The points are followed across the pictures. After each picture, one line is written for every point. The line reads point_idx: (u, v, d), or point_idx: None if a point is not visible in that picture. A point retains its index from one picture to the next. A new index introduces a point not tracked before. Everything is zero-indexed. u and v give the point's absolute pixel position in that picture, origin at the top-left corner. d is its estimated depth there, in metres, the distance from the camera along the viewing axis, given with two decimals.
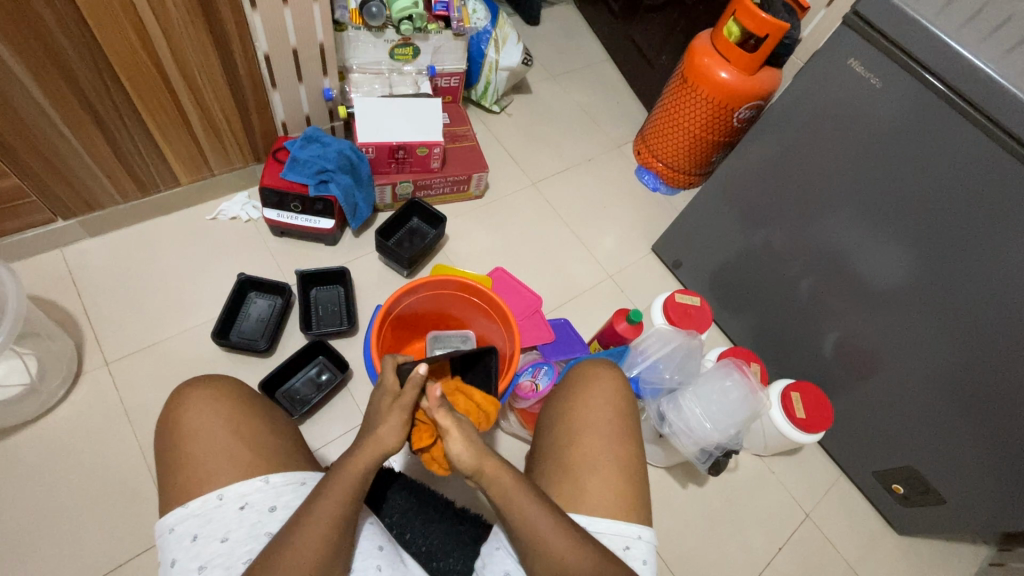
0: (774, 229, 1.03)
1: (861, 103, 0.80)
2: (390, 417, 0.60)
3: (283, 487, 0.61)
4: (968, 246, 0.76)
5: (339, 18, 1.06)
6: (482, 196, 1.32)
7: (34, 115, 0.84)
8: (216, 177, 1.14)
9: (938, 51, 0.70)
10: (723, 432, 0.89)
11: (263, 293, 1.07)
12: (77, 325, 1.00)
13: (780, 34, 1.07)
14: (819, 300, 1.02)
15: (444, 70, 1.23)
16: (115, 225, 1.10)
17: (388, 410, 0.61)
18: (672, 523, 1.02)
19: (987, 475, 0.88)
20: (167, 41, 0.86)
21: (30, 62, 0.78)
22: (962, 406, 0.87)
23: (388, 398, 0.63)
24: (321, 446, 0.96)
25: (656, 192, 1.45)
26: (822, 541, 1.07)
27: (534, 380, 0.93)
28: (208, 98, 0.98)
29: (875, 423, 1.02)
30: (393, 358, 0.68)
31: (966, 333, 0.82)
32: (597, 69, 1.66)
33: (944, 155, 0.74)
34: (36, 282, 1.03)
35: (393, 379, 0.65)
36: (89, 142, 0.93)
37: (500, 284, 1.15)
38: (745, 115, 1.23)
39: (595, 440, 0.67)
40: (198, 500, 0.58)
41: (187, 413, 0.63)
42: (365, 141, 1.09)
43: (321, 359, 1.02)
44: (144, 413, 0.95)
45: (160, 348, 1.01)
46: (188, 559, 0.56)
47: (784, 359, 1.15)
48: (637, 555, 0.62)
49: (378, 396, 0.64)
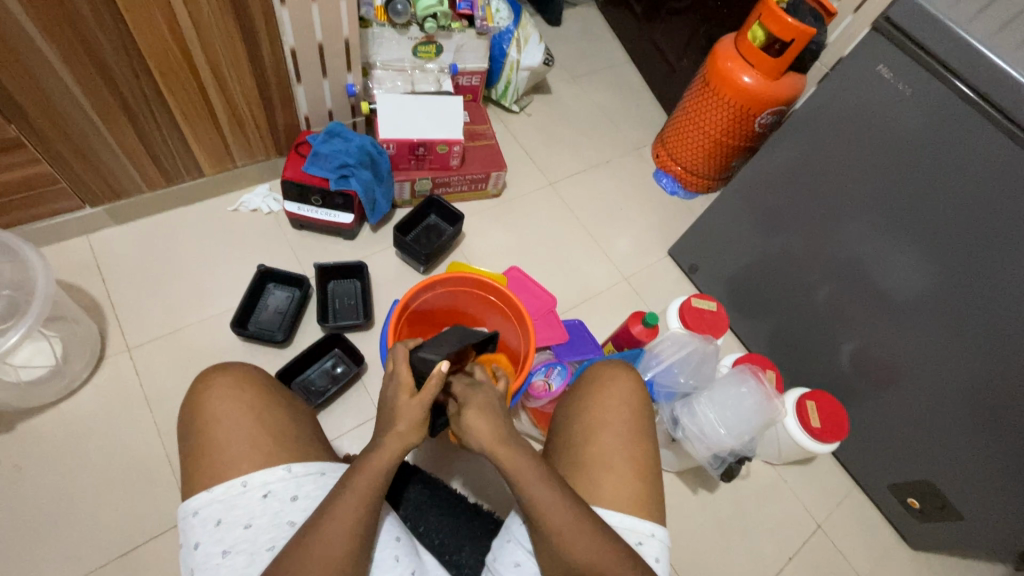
0: (794, 235, 1.02)
1: (887, 110, 0.79)
2: (410, 416, 0.61)
3: (305, 477, 0.62)
4: (996, 258, 0.75)
5: (364, 14, 1.07)
6: (499, 195, 1.32)
7: (66, 103, 0.86)
8: (240, 169, 1.16)
9: (970, 60, 0.69)
10: (737, 438, 0.88)
11: (281, 284, 1.08)
12: (100, 310, 1.02)
13: (806, 39, 1.05)
14: (837, 309, 1.00)
15: (466, 68, 1.23)
16: (141, 214, 1.12)
17: (408, 411, 0.61)
18: (682, 527, 1.02)
19: (1006, 492, 0.86)
20: (198, 34, 0.88)
21: (65, 51, 0.80)
22: (983, 422, 0.85)
23: (403, 394, 0.62)
24: (336, 437, 0.97)
25: (674, 195, 1.45)
26: (833, 552, 1.05)
27: (547, 380, 0.94)
28: (235, 91, 1.00)
29: (892, 435, 1.01)
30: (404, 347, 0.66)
31: (989, 346, 0.80)
32: (618, 70, 1.66)
33: (971, 166, 0.73)
34: (62, 266, 1.05)
35: (408, 374, 0.63)
36: (119, 131, 0.94)
37: (516, 283, 1.15)
38: (767, 120, 1.22)
39: (610, 439, 0.67)
40: (222, 486, 0.59)
41: (210, 399, 0.64)
42: (386, 137, 1.10)
43: (337, 351, 1.03)
44: (164, 399, 0.96)
45: (180, 336, 1.02)
46: (212, 543, 0.57)
47: (800, 367, 1.13)
48: (650, 552, 0.62)
49: (392, 388, 0.63)
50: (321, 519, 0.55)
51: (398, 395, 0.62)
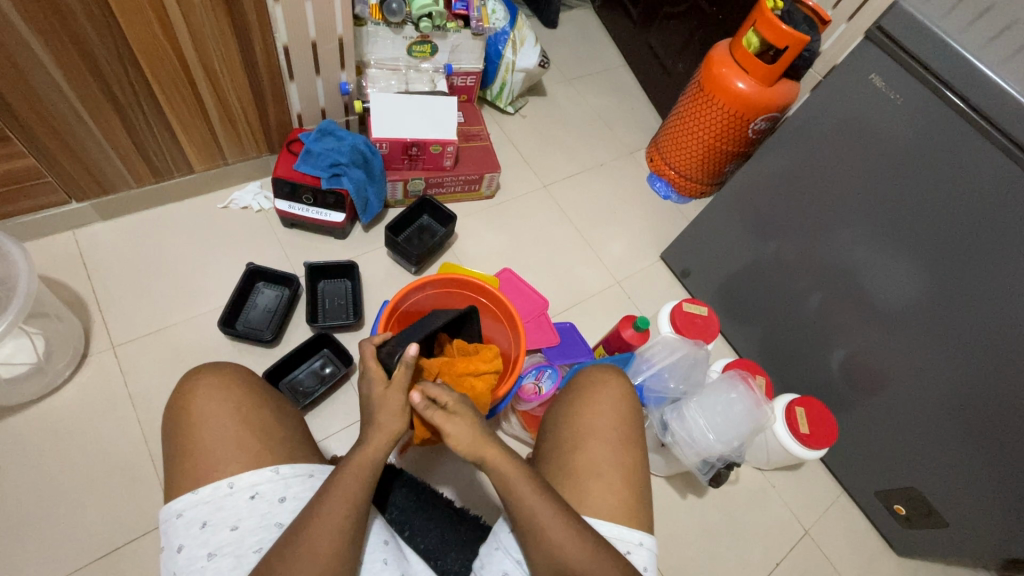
0: (786, 241, 1.02)
1: (878, 119, 0.80)
2: (391, 403, 0.62)
3: (293, 479, 0.62)
4: (984, 267, 0.75)
5: (360, 13, 1.06)
6: (493, 197, 1.32)
7: (54, 98, 0.85)
8: (230, 166, 1.15)
9: (960, 70, 0.70)
10: (726, 444, 0.88)
11: (271, 284, 1.07)
12: (85, 307, 1.01)
13: (800, 46, 1.06)
14: (827, 316, 1.01)
15: (461, 69, 1.23)
16: (127, 209, 1.10)
17: (386, 399, 0.62)
18: (670, 531, 1.02)
19: (991, 499, 0.87)
20: (189, 29, 0.87)
21: (54, 46, 0.79)
22: (970, 430, 0.86)
23: (378, 386, 0.63)
24: (323, 438, 0.96)
25: (667, 200, 1.45)
26: (820, 558, 1.06)
27: (537, 383, 0.94)
28: (227, 88, 0.99)
29: (880, 442, 1.01)
30: (367, 343, 0.68)
31: (975, 354, 0.81)
32: (613, 74, 1.66)
33: (962, 175, 0.73)
34: (47, 262, 1.03)
35: (377, 368, 0.65)
36: (107, 126, 0.94)
37: (507, 285, 1.15)
38: (760, 126, 1.22)
39: (599, 446, 0.67)
40: (207, 488, 0.58)
41: (196, 400, 0.63)
42: (379, 137, 1.09)
43: (326, 351, 1.02)
44: (149, 397, 0.95)
45: (167, 334, 1.01)
46: (197, 545, 0.56)
47: (789, 373, 1.14)
48: (639, 561, 0.62)
49: (366, 384, 0.65)
50: (309, 515, 0.54)
51: (374, 386, 0.64)
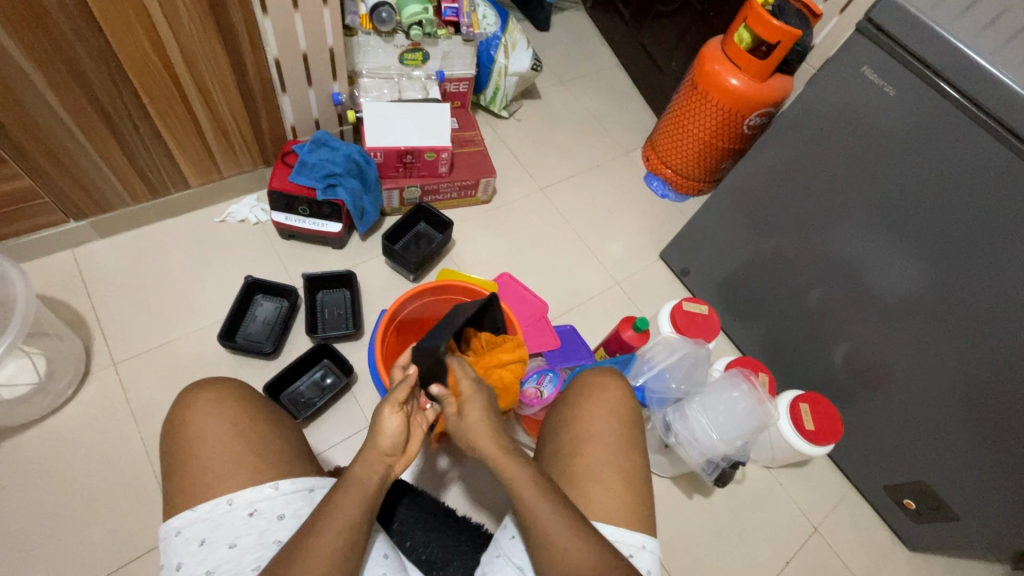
0: (785, 237, 1.01)
1: (870, 112, 0.79)
2: (385, 429, 0.60)
3: (293, 495, 0.61)
4: (986, 259, 0.74)
5: (350, 23, 1.07)
6: (490, 201, 1.32)
7: (47, 118, 0.85)
8: (226, 180, 1.15)
9: (953, 60, 0.69)
10: (729, 443, 0.88)
11: (270, 296, 1.07)
12: (86, 326, 1.01)
13: (792, 41, 1.06)
14: (828, 310, 1.00)
15: (453, 75, 1.23)
16: (126, 226, 1.11)
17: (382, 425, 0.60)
18: (676, 533, 1.01)
19: (999, 491, 0.86)
20: (179, 46, 0.88)
21: (43, 65, 0.80)
22: (976, 422, 0.85)
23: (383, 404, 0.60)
24: (325, 449, 0.96)
25: (665, 199, 1.44)
26: (830, 555, 1.05)
27: (538, 388, 0.94)
28: (219, 102, 0.99)
29: (886, 436, 1.00)
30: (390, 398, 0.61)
31: (981, 345, 0.80)
32: (607, 74, 1.66)
33: (958, 165, 0.73)
34: (47, 282, 1.04)
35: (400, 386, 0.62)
36: (101, 144, 0.94)
37: (506, 290, 1.15)
38: (755, 122, 1.22)
39: (598, 450, 0.66)
40: (206, 504, 0.58)
41: (195, 415, 0.63)
42: (373, 145, 1.08)
43: (326, 362, 1.02)
44: (150, 414, 0.95)
45: (167, 349, 1.01)
46: (195, 563, 0.56)
47: (793, 369, 1.13)
48: (641, 565, 0.61)
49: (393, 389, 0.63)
50: (307, 533, 0.54)
51: (382, 405, 0.60)
